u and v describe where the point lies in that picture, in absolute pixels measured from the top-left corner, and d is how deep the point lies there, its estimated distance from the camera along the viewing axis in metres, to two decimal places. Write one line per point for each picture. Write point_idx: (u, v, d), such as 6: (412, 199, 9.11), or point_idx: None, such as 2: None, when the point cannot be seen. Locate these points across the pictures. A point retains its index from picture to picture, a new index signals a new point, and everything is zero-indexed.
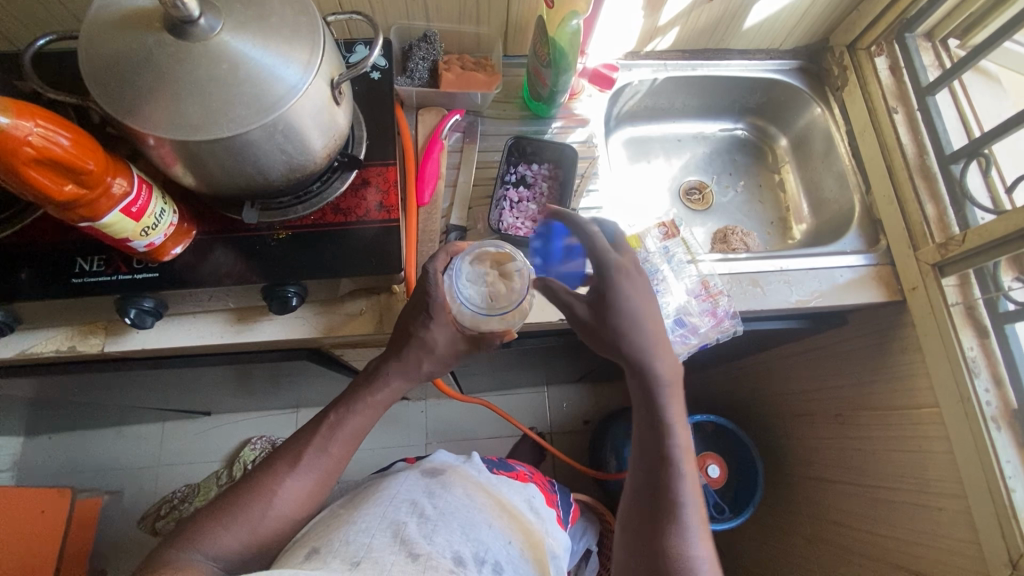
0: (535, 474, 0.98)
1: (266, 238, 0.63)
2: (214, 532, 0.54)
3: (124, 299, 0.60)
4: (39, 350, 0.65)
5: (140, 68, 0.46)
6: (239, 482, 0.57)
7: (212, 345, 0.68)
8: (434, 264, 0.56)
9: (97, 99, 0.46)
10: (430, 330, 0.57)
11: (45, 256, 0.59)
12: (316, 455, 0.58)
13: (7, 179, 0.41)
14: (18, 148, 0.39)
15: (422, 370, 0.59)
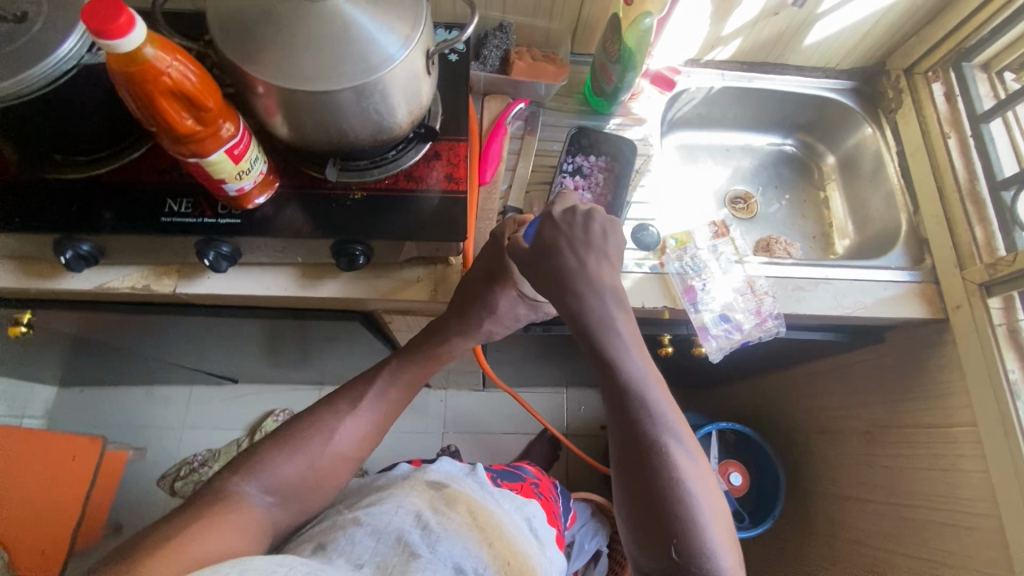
0: (543, 479, 0.99)
1: (341, 198, 0.66)
2: (275, 461, 0.59)
3: (204, 242, 0.63)
4: (115, 285, 0.69)
5: (263, 22, 0.51)
6: (301, 418, 0.64)
7: (276, 297, 0.71)
8: (502, 229, 0.63)
9: (222, 47, 0.51)
10: (495, 292, 0.63)
11: (135, 194, 0.63)
12: (375, 400, 0.66)
13: (140, 103, 0.45)
14: (157, 77, 0.44)
15: (481, 328, 0.67)
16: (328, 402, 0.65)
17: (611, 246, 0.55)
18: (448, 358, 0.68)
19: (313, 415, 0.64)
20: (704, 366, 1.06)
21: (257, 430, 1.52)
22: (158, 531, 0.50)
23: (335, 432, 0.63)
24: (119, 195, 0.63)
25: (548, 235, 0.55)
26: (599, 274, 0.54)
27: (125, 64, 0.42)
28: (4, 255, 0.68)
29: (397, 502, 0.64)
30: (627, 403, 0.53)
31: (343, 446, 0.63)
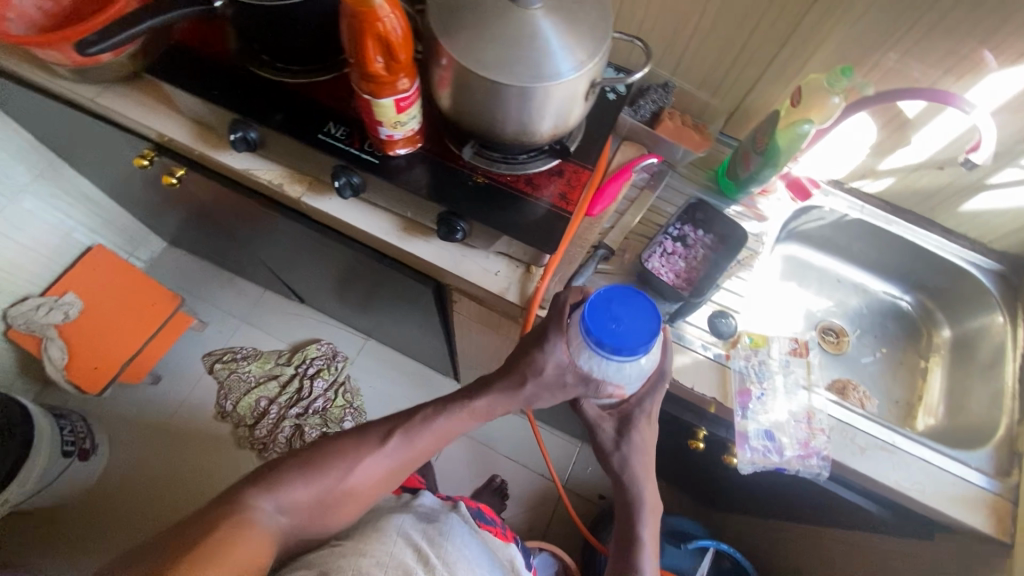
0: (512, 532, 1.00)
1: (463, 175, 0.72)
2: (297, 482, 0.65)
3: (342, 167, 0.72)
4: (259, 174, 0.79)
5: (470, 8, 0.58)
6: (332, 445, 0.69)
7: (374, 237, 0.78)
8: (566, 294, 0.68)
9: (430, 17, 0.59)
10: (543, 351, 0.67)
11: (307, 108, 0.73)
12: (403, 441, 0.70)
13: (352, 36, 0.53)
14: (373, 22, 0.51)
15: (520, 387, 0.69)
16: (349, 444, 0.69)
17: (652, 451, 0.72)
18: (480, 412, 0.71)
19: (331, 455, 0.68)
20: (728, 479, 1.01)
21: (299, 352, 1.62)
22: (181, 540, 0.57)
23: (351, 477, 0.67)
24: (295, 105, 0.73)
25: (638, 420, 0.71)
26: (640, 447, 0.70)
27: (357, 3, 0.50)
28: (189, 117, 0.80)
29: (393, 532, 0.72)
30: (622, 551, 0.69)
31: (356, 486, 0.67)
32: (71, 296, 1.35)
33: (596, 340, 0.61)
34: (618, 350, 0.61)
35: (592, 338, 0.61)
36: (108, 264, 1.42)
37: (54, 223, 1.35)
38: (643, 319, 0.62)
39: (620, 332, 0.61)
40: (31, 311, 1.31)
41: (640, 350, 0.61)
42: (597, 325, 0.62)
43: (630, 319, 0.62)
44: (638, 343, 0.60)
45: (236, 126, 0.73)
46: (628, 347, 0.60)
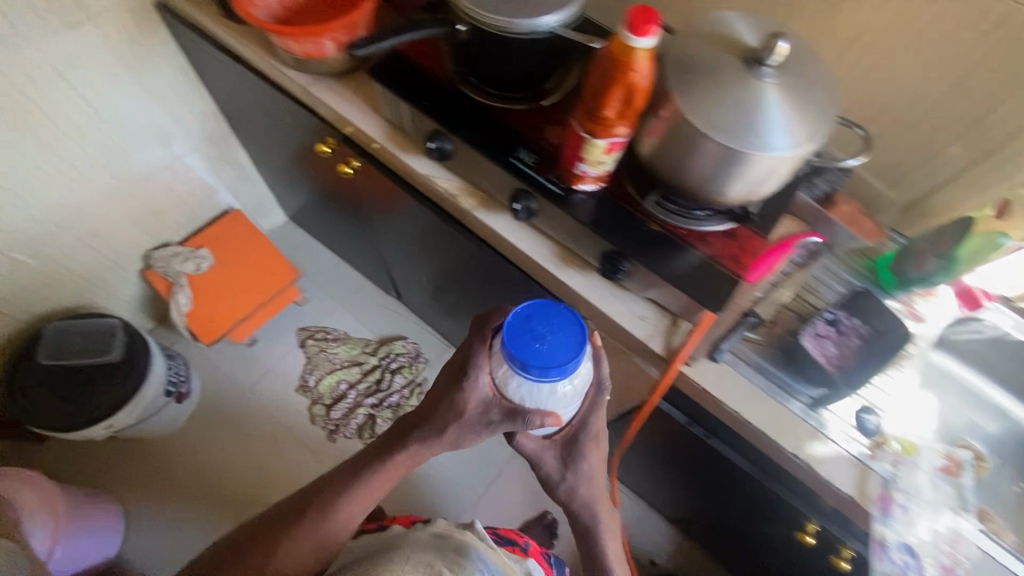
0: (538, 548, 0.98)
1: (639, 224, 0.72)
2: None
3: (522, 192, 0.76)
4: (437, 182, 0.84)
5: (706, 69, 0.60)
6: (260, 531, 0.78)
7: (532, 260, 0.81)
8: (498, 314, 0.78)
9: (666, 70, 0.61)
10: (467, 397, 0.74)
11: (504, 131, 0.77)
12: (335, 510, 0.78)
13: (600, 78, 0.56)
14: (628, 72, 0.54)
15: (447, 432, 0.77)
16: (291, 523, 0.77)
17: (598, 466, 0.81)
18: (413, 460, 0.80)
19: (276, 535, 0.76)
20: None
21: (384, 345, 1.68)
22: None
23: (292, 551, 0.75)
24: (493, 126, 0.77)
25: (589, 450, 0.79)
26: (581, 475, 0.80)
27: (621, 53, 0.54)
28: (386, 118, 0.87)
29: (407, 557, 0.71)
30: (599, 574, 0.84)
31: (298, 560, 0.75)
32: (206, 251, 1.46)
33: (524, 362, 0.67)
34: (546, 368, 0.66)
35: (519, 361, 0.67)
36: (241, 228, 1.53)
37: (207, 183, 1.48)
38: (564, 336, 0.69)
39: (544, 350, 0.67)
40: (171, 257, 1.43)
41: (563, 364, 0.67)
42: (522, 346, 0.67)
43: (553, 335, 0.69)
44: (563, 356, 0.67)
45: (437, 133, 0.79)
46: (556, 363, 0.66)
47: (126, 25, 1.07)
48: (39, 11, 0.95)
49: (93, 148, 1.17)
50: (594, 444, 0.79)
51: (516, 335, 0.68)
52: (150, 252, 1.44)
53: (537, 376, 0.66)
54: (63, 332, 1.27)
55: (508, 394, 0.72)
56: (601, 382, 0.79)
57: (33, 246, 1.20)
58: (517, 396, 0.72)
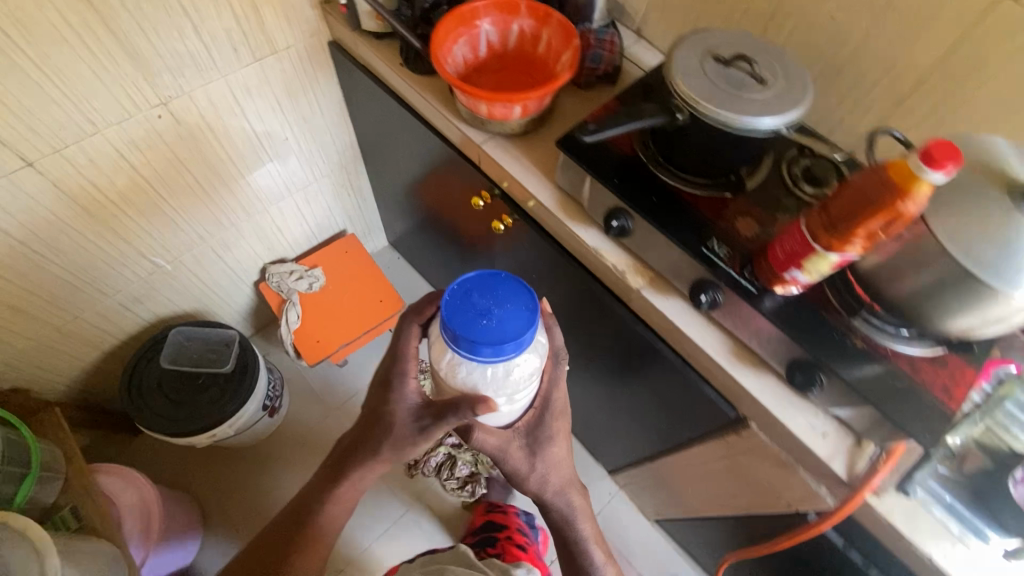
0: (516, 514, 1.36)
1: (843, 337, 0.68)
2: None
3: (712, 283, 0.72)
4: (606, 255, 0.82)
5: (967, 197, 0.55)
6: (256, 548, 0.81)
7: (701, 352, 0.77)
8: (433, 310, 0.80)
9: None
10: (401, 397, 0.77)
11: (696, 219, 0.74)
12: (320, 522, 0.81)
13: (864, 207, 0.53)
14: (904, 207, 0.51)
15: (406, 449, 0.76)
16: (279, 556, 0.79)
17: (560, 438, 0.87)
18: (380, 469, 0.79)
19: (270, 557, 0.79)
20: None
21: None
22: None
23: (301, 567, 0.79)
24: (684, 212, 0.75)
25: (550, 418, 0.85)
26: (545, 457, 0.86)
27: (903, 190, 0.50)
28: (559, 184, 0.86)
29: None
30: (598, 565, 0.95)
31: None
32: (319, 271, 1.51)
33: (475, 341, 0.67)
34: (499, 345, 0.68)
35: (468, 340, 0.68)
36: (354, 253, 1.58)
37: (329, 207, 1.52)
38: (508, 309, 0.70)
39: (494, 325, 0.69)
40: (286, 275, 1.47)
41: (513, 339, 0.68)
42: (468, 325, 0.68)
43: (499, 308, 0.71)
44: (514, 327, 0.69)
45: (623, 212, 0.76)
46: (508, 336, 0.68)
47: (300, 60, 1.11)
48: (235, 47, 0.99)
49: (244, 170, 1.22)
50: (549, 420, 0.84)
51: (459, 312, 0.69)
52: (267, 265, 1.48)
53: (490, 354, 0.67)
54: (187, 336, 1.33)
55: (456, 379, 0.73)
56: (558, 352, 0.85)
57: (172, 254, 1.24)
58: (470, 381, 0.73)
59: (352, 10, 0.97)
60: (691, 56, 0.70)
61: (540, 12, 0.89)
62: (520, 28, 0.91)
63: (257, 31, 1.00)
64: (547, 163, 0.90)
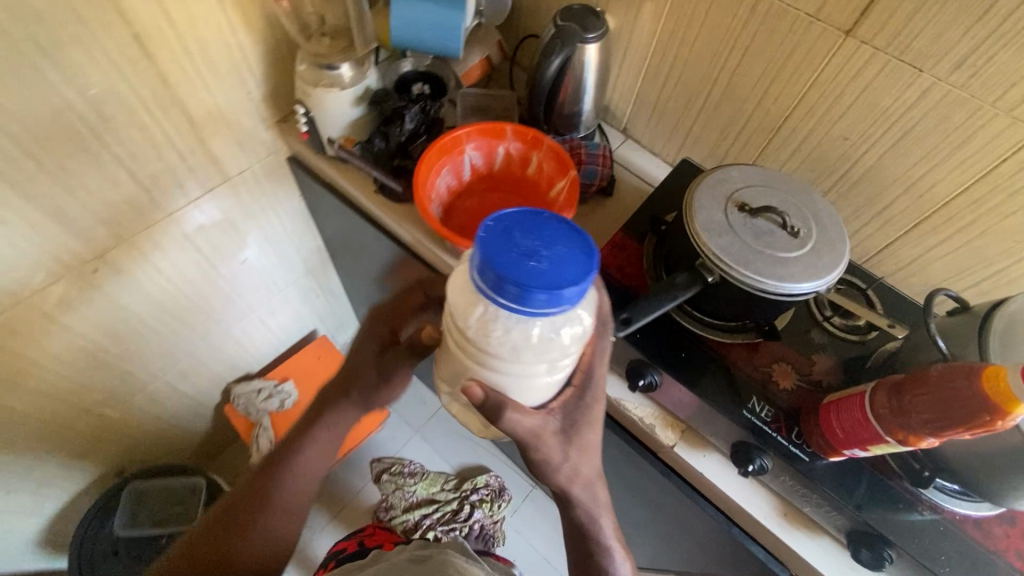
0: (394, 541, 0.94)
1: (909, 510, 0.61)
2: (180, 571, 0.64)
3: (757, 448, 0.65)
4: (630, 408, 0.73)
5: None
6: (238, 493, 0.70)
7: (750, 516, 0.69)
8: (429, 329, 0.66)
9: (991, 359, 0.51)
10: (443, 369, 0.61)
11: (730, 376, 0.68)
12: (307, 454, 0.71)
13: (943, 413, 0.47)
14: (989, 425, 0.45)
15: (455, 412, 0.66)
16: (254, 508, 0.68)
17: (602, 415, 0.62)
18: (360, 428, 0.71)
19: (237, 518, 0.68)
20: None
21: (467, 480, 1.51)
22: None
23: (270, 525, 0.68)
24: (714, 370, 0.68)
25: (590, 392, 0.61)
26: (585, 450, 0.61)
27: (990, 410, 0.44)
28: None
29: None
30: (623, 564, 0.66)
31: (285, 527, 0.69)
32: (291, 385, 1.36)
33: (522, 287, 0.44)
34: (555, 293, 0.45)
35: (510, 284, 0.45)
36: (327, 357, 1.44)
37: (296, 311, 1.38)
38: (566, 246, 0.48)
39: (546, 268, 0.45)
40: (253, 394, 1.30)
41: (576, 290, 0.46)
42: (511, 266, 0.45)
43: (550, 250, 0.47)
44: (574, 270, 0.46)
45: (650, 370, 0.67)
46: (568, 281, 0.45)
47: (258, 179, 0.99)
48: (180, 181, 0.86)
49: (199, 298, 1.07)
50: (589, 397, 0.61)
51: (497, 249, 0.46)
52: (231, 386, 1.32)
53: (544, 305, 0.45)
54: (143, 491, 1.17)
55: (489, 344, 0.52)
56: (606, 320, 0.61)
57: (117, 401, 1.07)
58: (509, 346, 0.52)
59: (315, 137, 0.86)
60: (715, 204, 0.63)
61: (528, 135, 0.81)
62: (506, 150, 0.83)
63: (205, 162, 0.88)
64: None
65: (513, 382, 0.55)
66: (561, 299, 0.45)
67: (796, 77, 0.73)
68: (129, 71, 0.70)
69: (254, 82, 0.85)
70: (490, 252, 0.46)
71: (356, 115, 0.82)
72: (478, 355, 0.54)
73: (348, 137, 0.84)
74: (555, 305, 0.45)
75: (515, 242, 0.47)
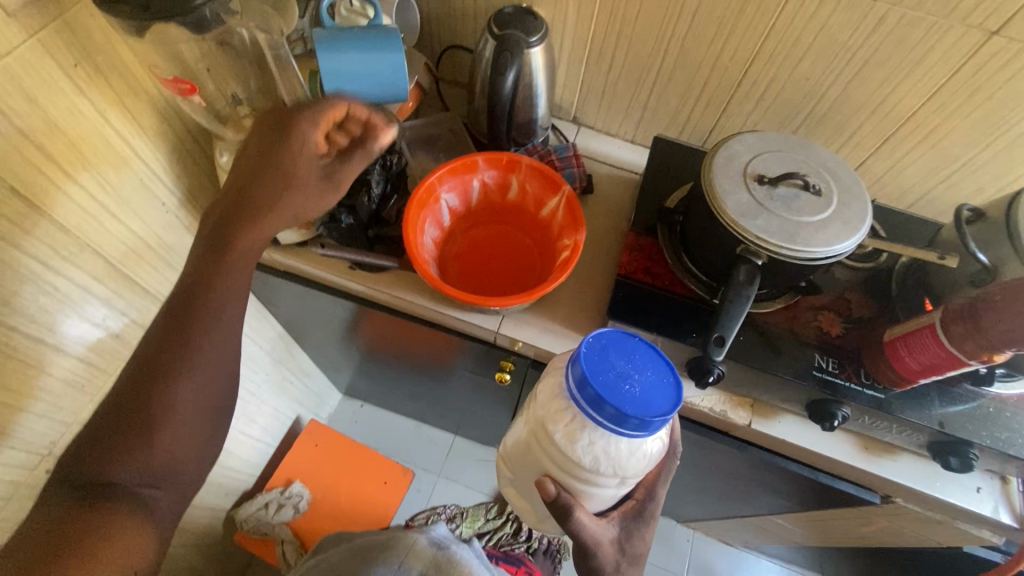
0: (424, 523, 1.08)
1: (974, 406, 0.67)
2: (121, 457, 0.54)
3: (837, 400, 0.66)
4: (695, 402, 0.72)
5: None
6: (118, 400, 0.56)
7: (838, 462, 0.71)
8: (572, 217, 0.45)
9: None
10: None
11: (787, 341, 0.69)
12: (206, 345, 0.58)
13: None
14: None
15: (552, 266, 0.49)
16: (156, 382, 0.56)
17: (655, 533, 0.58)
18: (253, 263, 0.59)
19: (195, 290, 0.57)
20: None
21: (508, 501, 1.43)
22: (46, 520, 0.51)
23: (178, 398, 0.56)
24: (770, 341, 0.69)
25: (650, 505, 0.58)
26: (635, 565, 0.57)
27: None
28: None
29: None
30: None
31: (176, 448, 0.56)
32: (299, 485, 1.22)
33: (620, 411, 0.46)
34: (647, 420, 0.47)
35: (609, 408, 0.47)
36: (325, 440, 1.30)
37: (275, 407, 1.23)
38: (656, 372, 0.51)
39: (640, 393, 0.48)
40: (262, 511, 1.17)
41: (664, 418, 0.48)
42: (609, 388, 0.48)
43: (641, 373, 0.50)
44: (664, 400, 0.48)
45: (718, 363, 0.63)
46: (658, 410, 0.47)
47: None
48: (117, 331, 0.71)
49: None
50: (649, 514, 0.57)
51: (596, 368, 0.49)
52: (231, 512, 1.17)
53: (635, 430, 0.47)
54: None
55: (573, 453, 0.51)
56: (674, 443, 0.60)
57: None
58: (591, 457, 0.51)
59: None
60: (735, 185, 0.61)
61: (502, 160, 0.74)
62: (482, 181, 0.77)
63: (139, 298, 0.73)
64: (582, 318, 0.77)
65: (585, 489, 0.54)
66: (653, 425, 0.47)
67: (750, 30, 0.71)
68: (15, 230, 0.55)
69: (166, 189, 0.71)
70: (595, 372, 0.48)
71: None
72: (555, 454, 0.53)
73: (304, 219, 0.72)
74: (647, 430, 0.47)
75: (612, 364, 0.49)
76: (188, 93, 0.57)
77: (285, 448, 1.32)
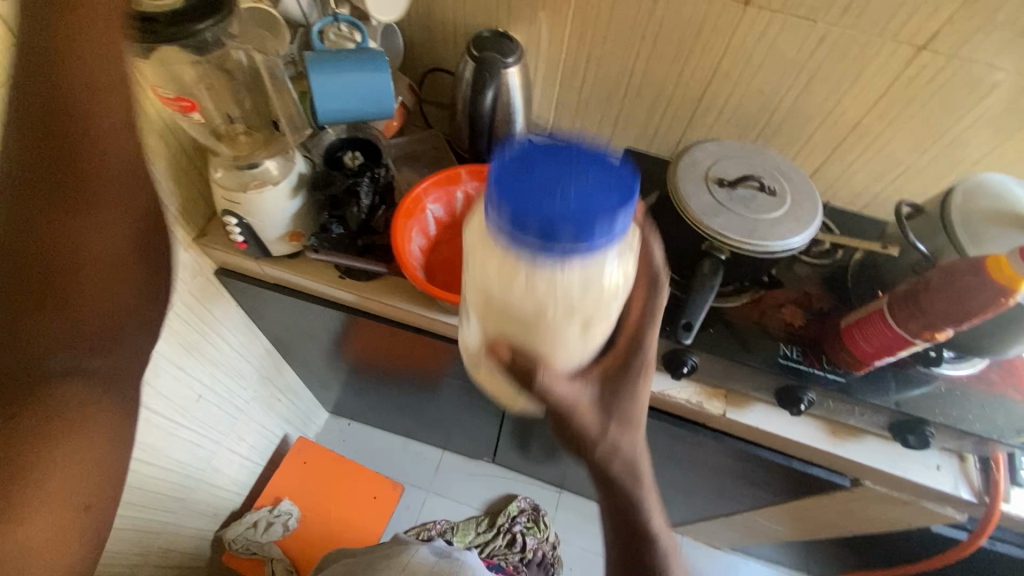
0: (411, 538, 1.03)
1: (928, 387, 0.72)
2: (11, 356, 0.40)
3: (802, 385, 0.70)
4: (672, 394, 0.76)
5: (1007, 242, 0.60)
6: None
7: (808, 446, 0.75)
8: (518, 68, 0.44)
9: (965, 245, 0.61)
10: None
11: (754, 332, 0.74)
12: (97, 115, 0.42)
13: (956, 308, 0.56)
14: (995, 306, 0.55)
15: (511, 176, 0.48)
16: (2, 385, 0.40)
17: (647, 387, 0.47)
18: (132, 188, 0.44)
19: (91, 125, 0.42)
20: None
21: (498, 514, 1.47)
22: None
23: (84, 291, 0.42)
24: (739, 333, 0.74)
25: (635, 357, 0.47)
26: (626, 426, 0.45)
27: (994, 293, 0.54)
28: None
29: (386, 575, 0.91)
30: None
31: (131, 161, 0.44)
32: (287, 503, 1.22)
33: (546, 222, 0.36)
34: (586, 233, 0.36)
35: (532, 229, 0.36)
36: (313, 457, 1.30)
37: (263, 424, 1.23)
38: (593, 174, 0.38)
39: (575, 201, 0.36)
40: (250, 530, 1.16)
41: (610, 229, 0.37)
42: (526, 200, 0.36)
43: (576, 178, 0.38)
44: (609, 200, 0.37)
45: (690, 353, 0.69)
46: (600, 211, 0.36)
47: (192, 308, 0.86)
48: None
49: (162, 456, 0.92)
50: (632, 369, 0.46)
51: (513, 181, 0.37)
52: (219, 533, 1.17)
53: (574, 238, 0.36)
54: None
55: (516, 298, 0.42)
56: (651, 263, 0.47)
57: None
58: (535, 303, 0.42)
59: (255, 243, 0.77)
60: (699, 188, 0.66)
61: (484, 172, 0.79)
62: (465, 193, 0.81)
63: None
64: None
65: (549, 340, 0.44)
66: (589, 233, 0.36)
67: (707, 50, 0.78)
68: None
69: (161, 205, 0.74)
70: (503, 181, 0.37)
71: (297, 206, 0.73)
72: (500, 311, 0.44)
73: (294, 231, 0.75)
74: (578, 248, 0.37)
75: (535, 167, 0.38)
76: (189, 110, 0.59)
77: (273, 467, 1.32)
